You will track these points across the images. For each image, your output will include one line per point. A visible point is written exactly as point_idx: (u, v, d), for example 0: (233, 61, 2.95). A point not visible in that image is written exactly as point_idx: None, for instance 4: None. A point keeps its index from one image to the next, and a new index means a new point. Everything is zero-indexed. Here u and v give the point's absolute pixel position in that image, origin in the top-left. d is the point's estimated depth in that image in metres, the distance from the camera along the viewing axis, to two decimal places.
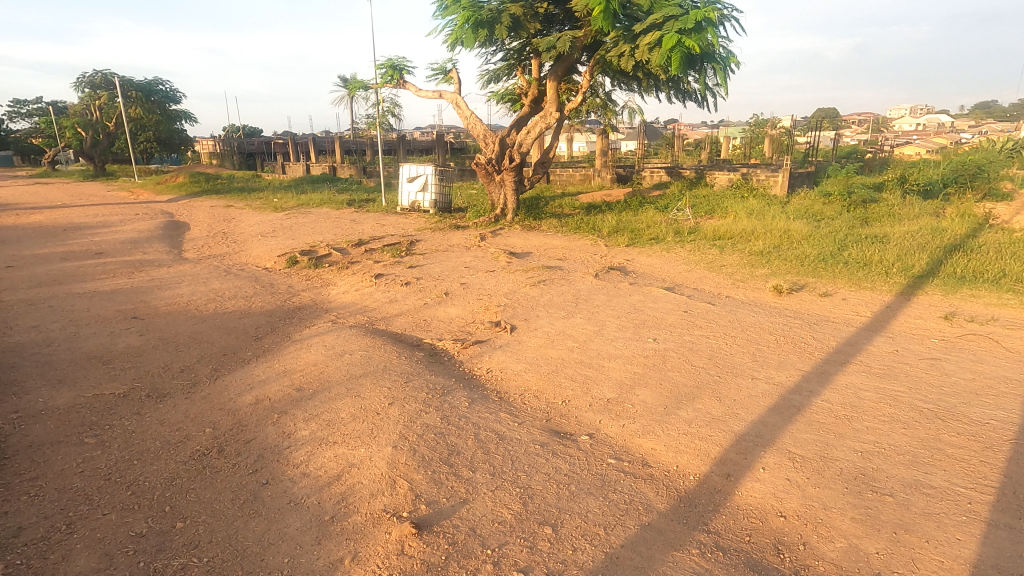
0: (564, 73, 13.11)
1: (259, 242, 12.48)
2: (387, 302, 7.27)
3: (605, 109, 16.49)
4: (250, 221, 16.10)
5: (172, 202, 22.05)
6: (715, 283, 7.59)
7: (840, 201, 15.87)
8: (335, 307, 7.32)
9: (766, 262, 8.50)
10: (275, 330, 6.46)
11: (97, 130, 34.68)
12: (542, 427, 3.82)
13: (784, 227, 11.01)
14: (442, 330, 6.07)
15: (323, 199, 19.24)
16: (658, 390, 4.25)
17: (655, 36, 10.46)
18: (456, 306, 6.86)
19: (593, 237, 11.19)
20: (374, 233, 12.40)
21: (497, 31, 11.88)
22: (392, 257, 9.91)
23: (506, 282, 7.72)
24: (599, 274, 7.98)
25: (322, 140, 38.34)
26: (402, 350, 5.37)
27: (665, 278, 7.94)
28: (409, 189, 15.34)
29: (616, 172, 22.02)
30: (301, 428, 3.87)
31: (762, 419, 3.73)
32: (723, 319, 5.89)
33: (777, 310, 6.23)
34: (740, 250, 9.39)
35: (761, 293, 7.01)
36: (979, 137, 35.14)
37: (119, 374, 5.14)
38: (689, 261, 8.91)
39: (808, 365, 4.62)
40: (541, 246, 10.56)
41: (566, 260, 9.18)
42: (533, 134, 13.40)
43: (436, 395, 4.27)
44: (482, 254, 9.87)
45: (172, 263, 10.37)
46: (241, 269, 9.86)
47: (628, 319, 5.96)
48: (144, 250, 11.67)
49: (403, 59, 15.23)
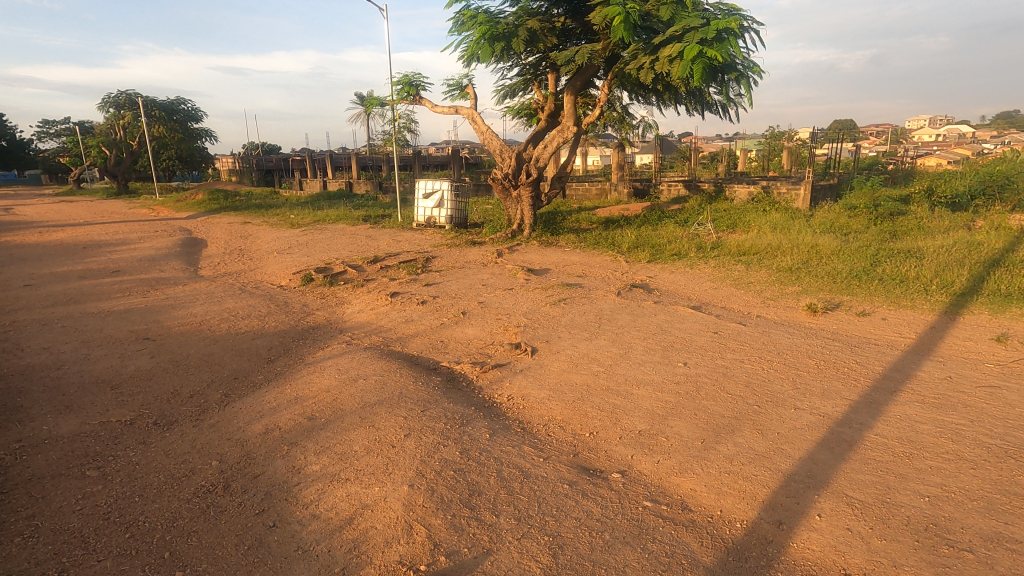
0: (581, 87, 12.96)
1: (275, 258, 12.42)
2: (403, 322, 7.06)
3: (622, 122, 16.31)
4: (267, 237, 16.11)
5: (191, 218, 22.27)
6: (746, 302, 7.25)
7: (867, 213, 15.50)
8: (350, 328, 7.12)
9: (796, 279, 8.18)
10: (288, 352, 6.28)
11: (122, 149, 35.72)
12: (570, 462, 3.54)
13: (812, 242, 10.68)
14: (460, 353, 5.83)
15: (340, 215, 19.30)
16: (693, 421, 3.94)
17: (676, 46, 10.27)
18: (473, 326, 6.62)
19: (613, 253, 10.92)
20: (390, 250, 12.26)
21: (514, 45, 11.72)
22: (408, 274, 9.75)
23: (525, 301, 7.46)
24: (621, 292, 7.71)
25: (339, 156, 38.81)
26: (419, 375, 5.14)
27: (690, 296, 7.64)
28: (425, 205, 15.25)
29: (633, 186, 21.82)
30: (312, 462, 3.64)
31: (811, 456, 3.41)
32: (756, 342, 5.57)
33: (812, 332, 5.88)
34: (767, 266, 9.06)
35: (793, 312, 6.68)
36: (1004, 146, 34.66)
37: (127, 400, 4.95)
38: (714, 278, 8.61)
39: (854, 394, 4.27)
40: (559, 262, 10.31)
41: (587, 277, 8.92)
42: (550, 148, 13.22)
43: (455, 426, 4.01)
44: (499, 271, 9.66)
45: (187, 281, 10.33)
46: (256, 287, 9.76)
47: (655, 341, 5.66)
48: (161, 267, 11.66)
49: (419, 75, 15.25)
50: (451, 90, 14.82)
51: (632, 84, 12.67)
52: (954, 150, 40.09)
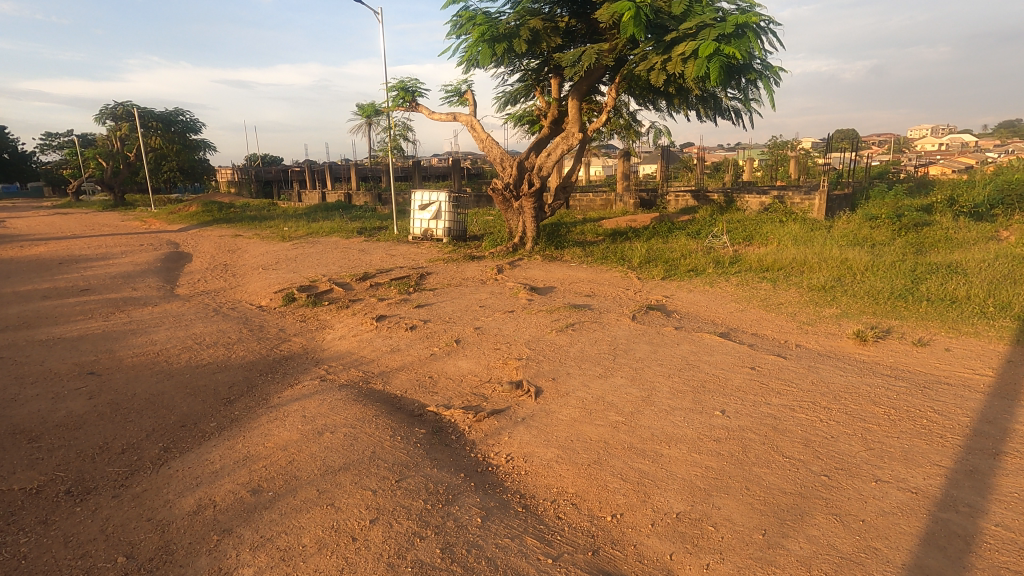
0: (586, 90, 12.17)
1: (259, 275, 11.59)
2: (387, 353, 6.17)
3: (629, 129, 15.53)
4: (255, 251, 15.28)
5: (182, 231, 21.51)
6: (780, 328, 6.35)
7: (889, 224, 14.68)
8: (327, 359, 6.24)
9: (832, 299, 7.29)
10: (251, 390, 5.40)
11: (120, 160, 35.30)
12: (588, 567, 2.64)
13: (841, 256, 9.81)
14: (451, 394, 4.93)
15: (334, 227, 18.50)
16: (748, 500, 3.03)
17: (691, 44, 9.47)
18: (467, 358, 5.73)
19: (623, 268, 10.05)
20: (381, 265, 11.42)
21: (515, 45, 10.93)
22: (398, 293, 8.88)
23: (528, 326, 6.58)
24: (636, 316, 6.82)
25: (339, 167, 38.19)
26: (398, 424, 4.24)
27: (715, 320, 6.75)
28: (421, 217, 14.41)
29: (639, 196, 21.00)
30: (245, 562, 2.73)
31: (918, 564, 2.51)
32: (804, 380, 4.66)
33: (868, 367, 4.97)
34: (796, 284, 8.18)
35: (838, 341, 5.79)
36: (1011, 155, 34.06)
37: (42, 458, 4.05)
38: (738, 298, 7.71)
39: (947, 459, 3.36)
40: (565, 279, 9.45)
41: (596, 297, 8.05)
42: (554, 156, 12.40)
43: (437, 504, 3.11)
44: (499, 290, 8.79)
45: (160, 301, 9.47)
46: (231, 308, 8.90)
47: (682, 379, 4.76)
48: (135, 285, 10.82)
49: (416, 81, 14.49)
50: (449, 96, 14.07)
51: (641, 88, 11.88)
52: (959, 160, 39.52)
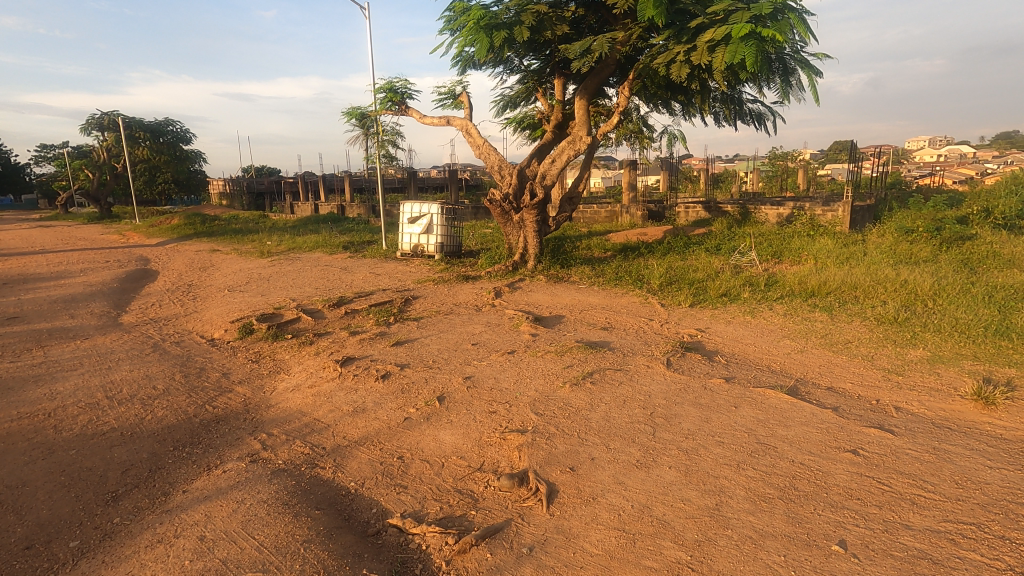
0: (595, 89, 10.81)
1: (222, 298, 10.11)
2: (348, 414, 4.70)
3: (639, 134, 14.18)
4: (227, 269, 13.80)
5: (159, 246, 20.02)
6: (862, 380, 4.88)
7: (929, 237, 13.30)
8: (270, 422, 4.75)
9: (913, 336, 5.84)
10: (151, 478, 3.89)
11: (105, 172, 33.94)
12: None
13: (899, 278, 8.36)
14: (426, 491, 3.45)
15: (319, 242, 17.05)
16: None
17: (721, 29, 8.10)
18: (451, 427, 4.25)
19: (642, 292, 8.62)
20: (362, 287, 9.97)
21: (517, 34, 9.54)
22: (376, 324, 7.42)
23: (532, 375, 5.11)
24: (671, 361, 5.36)
25: (333, 178, 36.85)
26: (338, 562, 2.75)
27: (772, 367, 5.30)
28: (411, 231, 12.95)
29: (647, 208, 19.61)
30: None
31: None
32: (943, 479, 3.18)
33: (1020, 451, 3.51)
34: (858, 314, 6.73)
35: (953, 402, 4.32)
36: (1018, 164, 33.22)
37: None
38: (791, 334, 6.26)
39: None
40: (575, 306, 8.01)
41: (615, 331, 6.59)
42: (558, 163, 11.00)
43: None
44: (497, 320, 7.34)
45: (94, 333, 7.97)
46: (175, 344, 7.40)
47: (761, 476, 3.29)
48: (74, 312, 9.30)
49: (405, 81, 13.13)
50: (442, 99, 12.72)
51: (657, 86, 10.57)
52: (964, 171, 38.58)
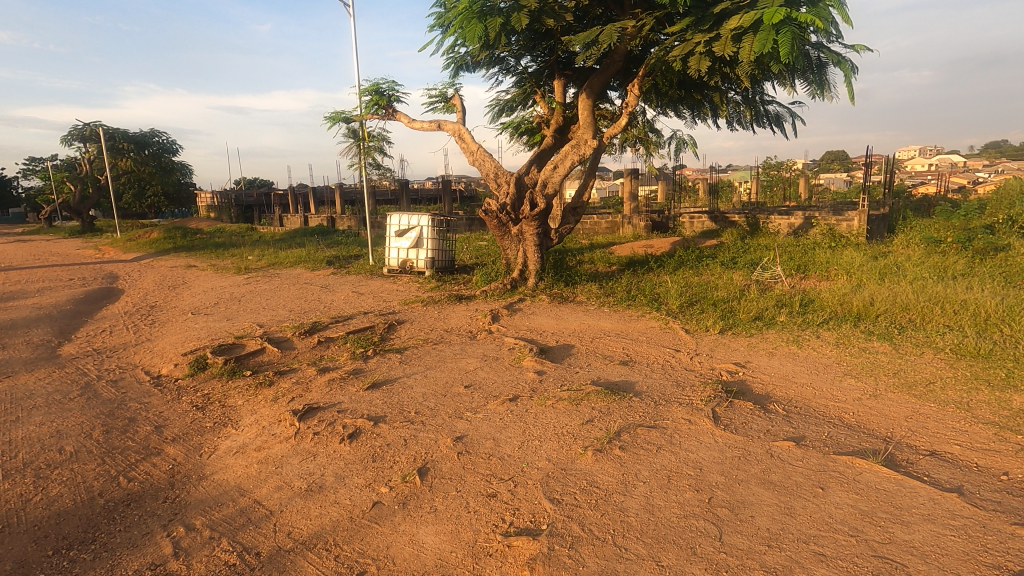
0: (600, 87, 9.78)
1: (182, 323, 8.91)
2: (298, 496, 3.51)
3: (645, 139, 13.14)
4: (197, 288, 12.57)
5: (133, 261, 18.77)
6: (971, 441, 3.74)
7: (960, 249, 12.26)
8: (195, 506, 3.56)
9: (1008, 374, 4.72)
10: None
11: (87, 184, 32.75)
12: None
13: (954, 296, 7.28)
14: None
15: (302, 257, 15.87)
16: None
17: (749, 13, 7.10)
18: (435, 522, 3.09)
19: (660, 314, 7.51)
20: (342, 309, 8.82)
21: (514, 21, 8.43)
22: (351, 358, 6.25)
23: (543, 436, 3.95)
24: (717, 413, 4.21)
25: (323, 190, 35.76)
26: None
27: (847, 419, 4.17)
28: (399, 245, 11.81)
29: (651, 218, 18.56)
30: None
31: None
32: None
33: None
34: (926, 345, 5.63)
35: None
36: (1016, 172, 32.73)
37: None
38: (854, 371, 5.13)
39: None
40: (585, 333, 6.87)
41: (637, 367, 5.46)
42: (560, 169, 9.93)
43: None
44: (494, 352, 6.20)
45: (20, 369, 6.75)
46: (112, 383, 6.20)
47: None
48: (7, 342, 8.06)
49: (392, 84, 12.06)
50: (431, 102, 11.66)
51: (670, 83, 9.56)
52: (957, 180, 37.84)
